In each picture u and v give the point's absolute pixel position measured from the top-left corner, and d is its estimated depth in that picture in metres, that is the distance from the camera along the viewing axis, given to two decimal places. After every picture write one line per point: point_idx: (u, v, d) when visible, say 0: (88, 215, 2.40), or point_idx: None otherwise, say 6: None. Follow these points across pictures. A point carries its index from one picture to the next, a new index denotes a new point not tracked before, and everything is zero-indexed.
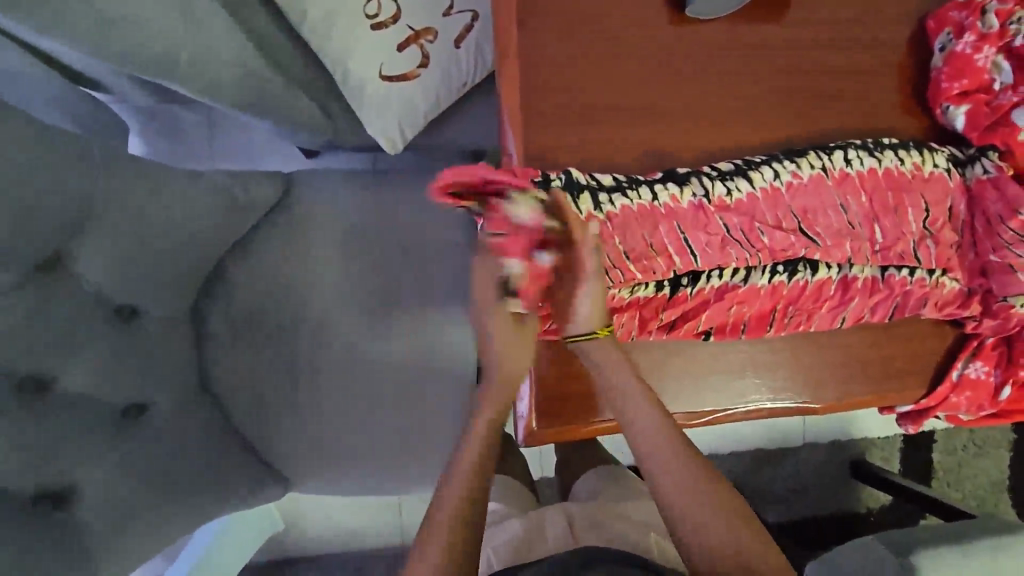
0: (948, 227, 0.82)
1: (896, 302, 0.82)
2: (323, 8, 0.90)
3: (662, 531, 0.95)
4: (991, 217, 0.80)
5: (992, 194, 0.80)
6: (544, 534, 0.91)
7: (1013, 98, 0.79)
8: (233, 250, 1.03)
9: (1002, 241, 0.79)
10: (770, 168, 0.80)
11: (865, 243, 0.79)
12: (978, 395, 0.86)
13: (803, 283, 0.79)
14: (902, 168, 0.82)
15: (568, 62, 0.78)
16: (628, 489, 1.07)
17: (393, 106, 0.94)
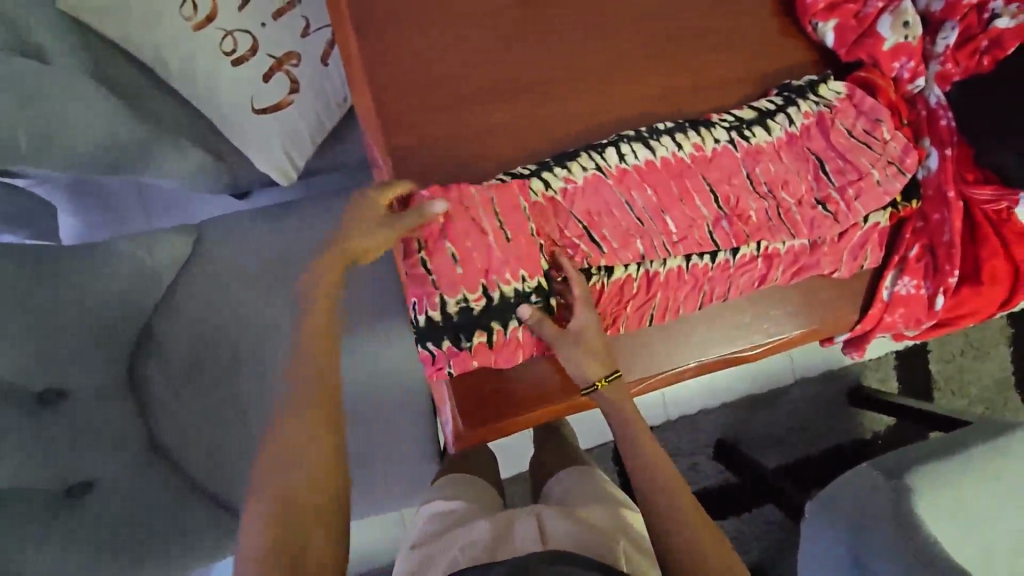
0: (814, 166, 0.78)
1: (809, 262, 0.79)
2: (179, 52, 0.88)
3: (632, 536, 0.90)
4: (845, 144, 0.77)
5: (842, 115, 0.78)
6: (512, 538, 0.86)
7: (878, 5, 0.76)
8: (160, 308, 1.03)
9: (863, 162, 0.77)
10: (609, 149, 0.76)
11: (778, 211, 0.76)
12: (913, 310, 0.84)
13: (653, 273, 0.75)
14: (797, 124, 0.78)
15: (430, 56, 0.76)
16: (603, 493, 1.00)
17: (273, 136, 0.93)
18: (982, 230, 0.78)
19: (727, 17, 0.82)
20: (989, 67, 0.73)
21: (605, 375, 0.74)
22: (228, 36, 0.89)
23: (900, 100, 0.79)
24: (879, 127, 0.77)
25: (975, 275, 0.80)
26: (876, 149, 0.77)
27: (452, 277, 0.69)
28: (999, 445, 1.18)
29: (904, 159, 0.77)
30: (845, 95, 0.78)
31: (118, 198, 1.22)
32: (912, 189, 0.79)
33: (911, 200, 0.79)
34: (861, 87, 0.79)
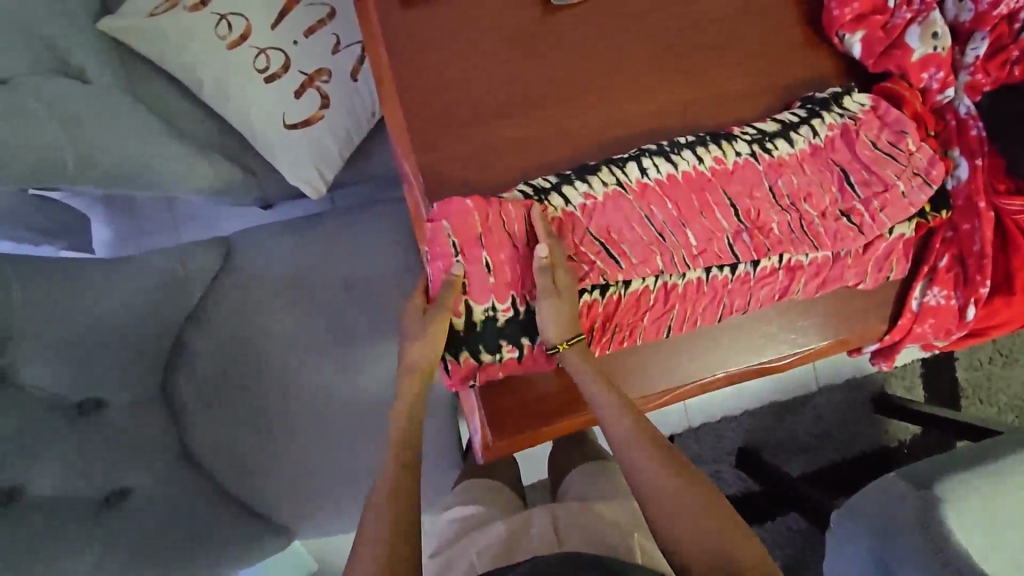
0: (839, 177, 0.78)
1: (830, 274, 0.78)
2: (214, 72, 0.92)
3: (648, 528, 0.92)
4: (869, 156, 0.77)
5: (867, 125, 0.78)
6: (528, 534, 0.91)
7: (908, 15, 0.75)
8: (191, 319, 1.07)
9: (888, 173, 0.77)
10: (630, 163, 0.76)
11: (799, 226, 0.76)
12: (942, 320, 0.83)
13: (672, 285, 0.75)
14: (819, 137, 0.78)
15: (448, 66, 0.78)
16: (616, 488, 1.02)
17: (304, 150, 0.95)
18: (1013, 240, 0.78)
19: (728, 16, 0.82)
20: (1021, 76, 0.74)
21: (566, 338, 0.72)
22: (261, 54, 0.92)
23: (927, 112, 0.78)
24: (904, 139, 0.77)
25: (1005, 285, 0.79)
26: (902, 160, 0.77)
27: (484, 285, 0.72)
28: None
29: (929, 171, 0.77)
30: (870, 106, 0.78)
31: (146, 209, 1.26)
32: (943, 199, 0.79)
33: (939, 210, 0.78)
34: (886, 99, 0.78)
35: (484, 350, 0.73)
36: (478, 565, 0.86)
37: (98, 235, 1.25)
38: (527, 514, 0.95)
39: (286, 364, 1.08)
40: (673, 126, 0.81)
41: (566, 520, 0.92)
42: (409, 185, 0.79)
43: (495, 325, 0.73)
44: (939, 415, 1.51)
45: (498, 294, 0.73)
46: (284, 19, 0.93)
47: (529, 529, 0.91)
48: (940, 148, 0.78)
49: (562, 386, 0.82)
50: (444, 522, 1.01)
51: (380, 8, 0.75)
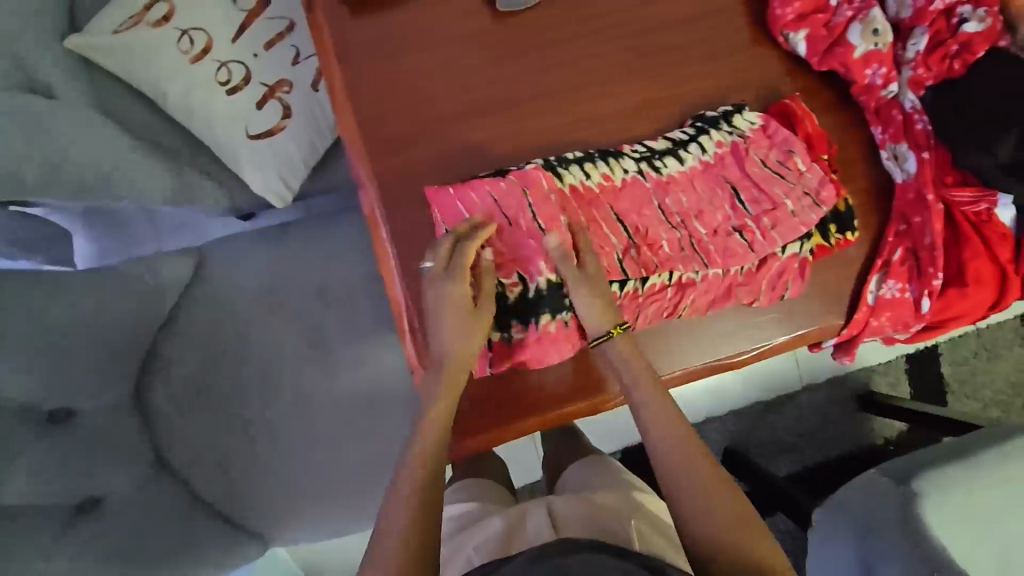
0: (729, 196, 0.79)
1: (725, 289, 0.79)
2: (178, 85, 0.93)
3: (645, 516, 0.91)
4: (757, 174, 0.79)
5: (755, 145, 0.79)
6: (526, 526, 0.89)
7: (848, 14, 0.77)
8: (163, 329, 1.07)
9: (776, 192, 0.78)
10: (574, 167, 0.77)
11: (698, 243, 0.77)
12: (898, 314, 0.83)
13: (632, 292, 0.76)
14: (706, 155, 0.79)
15: (412, 74, 0.79)
16: (612, 481, 1.02)
17: (270, 159, 0.96)
18: (964, 234, 0.78)
19: (688, 19, 0.83)
20: (961, 71, 0.73)
21: (618, 323, 0.73)
22: (223, 67, 0.94)
23: (817, 131, 0.80)
24: (791, 158, 0.79)
25: (958, 277, 0.79)
26: (791, 181, 0.78)
27: (513, 251, 0.74)
28: (1012, 448, 1.14)
29: (819, 191, 0.78)
30: (756, 126, 0.80)
31: (132, 221, 1.30)
32: (843, 218, 0.80)
33: (842, 231, 0.80)
34: (781, 117, 0.81)
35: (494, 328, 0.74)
36: (476, 559, 0.83)
37: (81, 250, 1.26)
38: (524, 510, 0.94)
39: (258, 370, 1.08)
40: (630, 129, 0.82)
41: (565, 511, 0.91)
42: (364, 191, 0.79)
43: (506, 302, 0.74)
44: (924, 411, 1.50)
45: (505, 270, 0.74)
46: (245, 33, 0.95)
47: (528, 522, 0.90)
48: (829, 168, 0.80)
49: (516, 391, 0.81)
50: (446, 520, 1.00)
51: (330, 19, 0.77)
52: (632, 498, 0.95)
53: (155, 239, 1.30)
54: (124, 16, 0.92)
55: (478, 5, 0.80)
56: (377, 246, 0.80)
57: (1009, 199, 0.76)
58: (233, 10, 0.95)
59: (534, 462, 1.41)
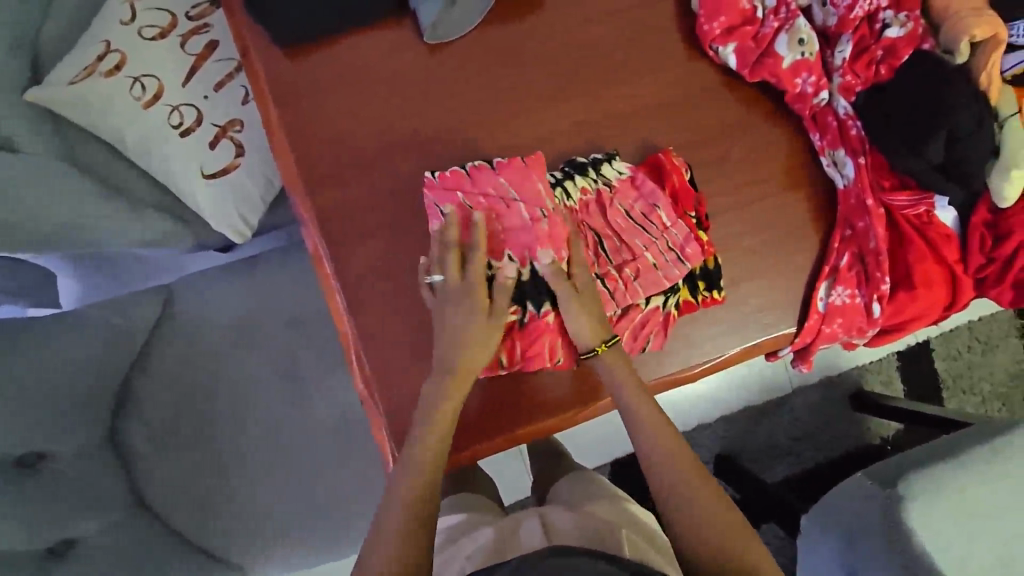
0: (591, 242, 0.78)
1: (631, 331, 0.79)
2: (135, 130, 0.96)
3: (635, 526, 0.87)
4: (620, 225, 0.78)
5: (624, 199, 0.79)
6: (516, 536, 0.85)
7: (774, 25, 0.77)
8: (135, 367, 1.08)
9: (642, 244, 0.77)
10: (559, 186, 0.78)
11: (619, 282, 0.77)
12: (851, 320, 0.82)
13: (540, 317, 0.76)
14: (570, 202, 0.78)
15: (347, 110, 0.80)
16: (609, 494, 0.96)
17: (226, 196, 0.98)
18: (906, 237, 0.77)
19: (617, 38, 0.84)
20: (887, 76, 0.74)
21: (605, 340, 0.74)
22: (175, 110, 0.96)
23: (686, 187, 0.80)
24: (656, 212, 0.78)
25: (906, 280, 0.78)
26: (656, 237, 0.77)
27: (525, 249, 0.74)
28: (998, 445, 1.09)
29: (684, 247, 0.77)
30: (620, 179, 0.79)
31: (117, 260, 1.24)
32: (694, 279, 0.80)
33: (698, 290, 0.79)
34: (653, 170, 0.81)
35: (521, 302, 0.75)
36: (468, 568, 0.79)
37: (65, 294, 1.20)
38: (516, 520, 0.89)
39: (230, 401, 1.10)
40: (567, 152, 0.82)
41: (557, 519, 0.87)
42: (307, 229, 0.81)
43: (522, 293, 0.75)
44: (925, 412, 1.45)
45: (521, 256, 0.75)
46: (195, 76, 0.98)
47: (520, 532, 0.85)
48: (697, 225, 0.79)
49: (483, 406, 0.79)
50: None
51: (263, 63, 0.79)
52: (627, 507, 0.92)
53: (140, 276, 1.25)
54: (78, 68, 0.94)
55: (407, 37, 0.81)
56: (324, 281, 0.82)
57: (946, 200, 0.76)
58: (182, 56, 0.98)
59: (518, 479, 1.39)
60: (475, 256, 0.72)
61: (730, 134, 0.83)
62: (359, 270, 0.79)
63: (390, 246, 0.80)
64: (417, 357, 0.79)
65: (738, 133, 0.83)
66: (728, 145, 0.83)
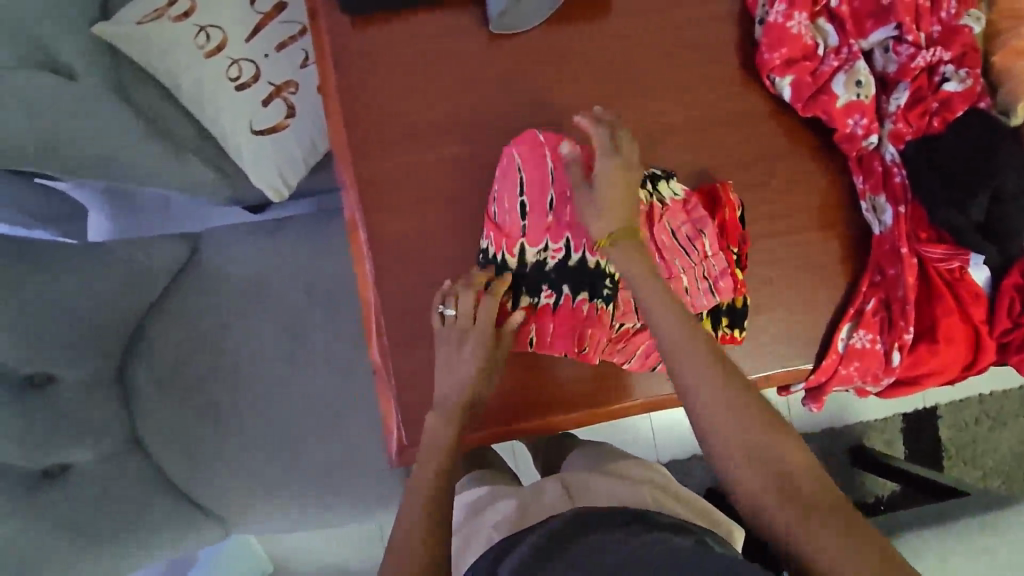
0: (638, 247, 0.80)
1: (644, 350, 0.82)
2: (192, 77, 0.98)
3: (663, 487, 0.88)
4: (664, 242, 0.77)
5: (673, 217, 0.78)
6: (540, 497, 0.85)
7: (834, 64, 0.77)
8: (151, 311, 1.11)
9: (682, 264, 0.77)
10: (651, 183, 0.79)
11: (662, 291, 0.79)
12: (868, 365, 0.82)
13: (598, 309, 0.78)
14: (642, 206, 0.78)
15: (404, 86, 0.82)
16: (620, 454, 0.98)
17: (268, 154, 1.00)
18: (936, 290, 0.78)
19: (676, 54, 0.85)
20: (939, 128, 0.74)
21: (609, 234, 0.74)
22: (234, 64, 0.98)
23: (734, 223, 0.79)
24: (700, 237, 0.77)
25: (929, 333, 0.79)
26: (693, 262, 0.77)
27: (541, 228, 0.77)
28: (996, 519, 1.08)
29: (717, 279, 0.77)
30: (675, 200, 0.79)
31: None
32: (719, 314, 0.80)
33: (720, 327, 0.79)
34: (706, 196, 0.81)
35: (525, 292, 0.79)
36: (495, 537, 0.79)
37: None
38: (537, 484, 0.89)
39: (240, 356, 1.11)
40: None
41: (580, 481, 0.87)
42: (347, 195, 0.83)
43: (542, 270, 0.78)
44: (923, 478, 1.43)
45: (554, 236, 0.78)
46: (259, 34, 1.00)
47: (543, 490, 0.86)
48: (736, 262, 0.79)
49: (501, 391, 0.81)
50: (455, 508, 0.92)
51: (328, 27, 0.81)
52: (652, 468, 0.94)
53: None
54: (148, 9, 0.97)
55: (473, 25, 0.83)
56: (355, 249, 0.83)
57: (981, 259, 0.76)
58: (249, 12, 1.00)
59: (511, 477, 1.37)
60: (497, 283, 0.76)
61: (772, 164, 0.84)
62: (389, 241, 0.80)
63: (424, 223, 0.81)
64: (436, 336, 0.80)
65: (780, 164, 0.84)
66: (770, 175, 0.84)
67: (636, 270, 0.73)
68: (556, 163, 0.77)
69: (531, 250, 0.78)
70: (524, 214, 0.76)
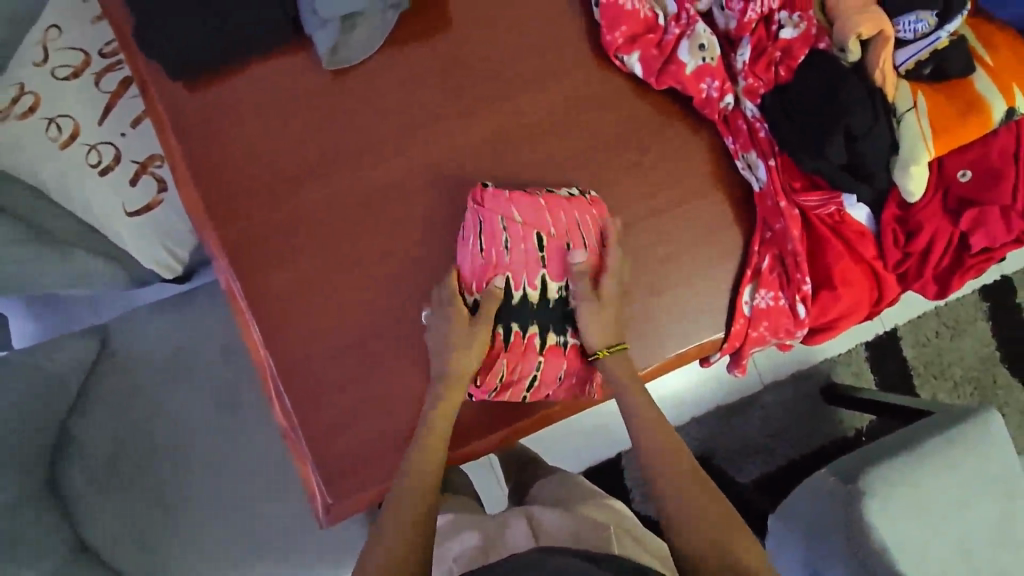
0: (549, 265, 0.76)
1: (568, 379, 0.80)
2: (50, 170, 0.94)
3: (625, 526, 0.86)
4: (523, 262, 0.75)
5: (511, 228, 0.75)
6: (503, 535, 0.83)
7: (675, 32, 0.77)
8: (74, 411, 1.04)
9: (519, 273, 0.75)
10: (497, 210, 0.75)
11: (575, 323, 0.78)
12: (777, 322, 0.80)
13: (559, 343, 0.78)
14: (508, 230, 0.75)
15: (252, 142, 0.79)
16: (590, 492, 0.94)
17: (148, 232, 0.98)
18: (821, 237, 0.77)
19: (525, 52, 0.83)
20: (787, 77, 0.74)
21: (608, 345, 0.76)
22: (92, 149, 0.95)
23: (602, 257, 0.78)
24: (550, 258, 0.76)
25: (827, 280, 0.78)
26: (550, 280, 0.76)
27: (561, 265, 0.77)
28: (966, 431, 1.07)
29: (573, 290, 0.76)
30: (523, 223, 0.75)
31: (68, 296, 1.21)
32: (564, 320, 0.78)
33: (563, 332, 0.78)
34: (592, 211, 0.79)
35: (547, 329, 0.77)
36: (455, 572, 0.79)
37: (21, 333, 1.19)
38: (503, 517, 0.87)
39: (172, 438, 1.07)
40: (480, 170, 0.81)
41: (545, 517, 0.85)
42: (218, 262, 0.80)
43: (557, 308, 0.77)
44: (896, 402, 1.40)
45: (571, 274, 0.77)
46: (111, 114, 0.97)
47: (508, 527, 0.85)
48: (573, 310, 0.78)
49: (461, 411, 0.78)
50: None
51: (165, 99, 0.78)
52: (612, 505, 0.91)
53: (93, 310, 1.21)
54: None
55: (310, 65, 0.80)
56: (239, 315, 0.80)
57: (854, 198, 0.76)
58: (96, 94, 0.97)
59: (493, 494, 1.27)
60: (490, 293, 0.73)
61: (644, 143, 0.82)
62: (271, 300, 0.78)
63: (305, 274, 0.79)
64: (338, 387, 0.78)
65: (651, 140, 0.82)
66: (641, 154, 0.82)
67: (624, 372, 0.76)
68: (550, 210, 0.77)
69: (530, 289, 0.76)
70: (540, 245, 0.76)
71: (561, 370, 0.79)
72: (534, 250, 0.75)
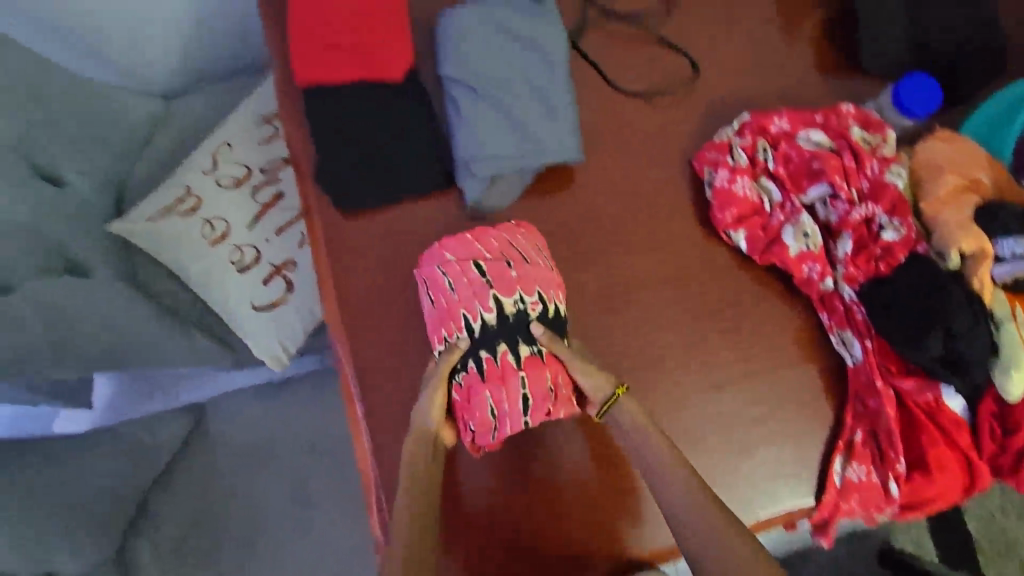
0: (507, 282, 0.80)
1: (556, 391, 0.78)
2: (198, 264, 1.06)
3: None
4: (464, 295, 0.79)
5: (449, 269, 0.80)
6: None
7: (781, 218, 0.86)
8: (155, 488, 1.09)
9: (471, 305, 0.78)
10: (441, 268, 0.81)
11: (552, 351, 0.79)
12: (869, 498, 0.81)
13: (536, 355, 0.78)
14: (447, 280, 0.79)
15: (392, 269, 0.88)
16: None
17: (269, 328, 1.07)
18: (916, 422, 0.81)
19: (641, 215, 0.92)
20: (887, 272, 0.82)
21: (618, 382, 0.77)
22: (237, 250, 1.07)
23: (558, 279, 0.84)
24: (500, 277, 0.80)
25: (921, 462, 0.80)
26: (507, 294, 0.79)
27: (508, 279, 0.80)
28: None
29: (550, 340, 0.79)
30: (456, 259, 0.81)
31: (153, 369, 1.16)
32: (514, 332, 0.79)
33: (534, 340, 0.79)
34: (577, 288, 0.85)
35: (503, 342, 0.78)
36: None
37: None
38: None
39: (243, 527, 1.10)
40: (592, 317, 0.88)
41: None
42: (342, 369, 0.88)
43: (525, 315, 0.79)
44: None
45: (524, 288, 0.80)
46: (260, 220, 1.09)
47: None
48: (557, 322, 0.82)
49: (499, 507, 0.80)
50: None
51: (324, 224, 0.89)
52: None
53: None
54: (159, 207, 1.06)
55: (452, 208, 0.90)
56: (352, 418, 0.87)
57: (952, 389, 0.81)
58: (251, 203, 1.10)
59: None
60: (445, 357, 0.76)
61: (743, 309, 0.89)
62: (382, 416, 0.83)
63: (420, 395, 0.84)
64: None
65: (750, 306, 0.89)
66: (740, 319, 0.88)
67: (636, 422, 0.76)
68: (478, 240, 0.82)
69: (488, 315, 0.78)
70: (481, 271, 0.80)
71: (549, 380, 0.77)
72: (476, 277, 0.79)
